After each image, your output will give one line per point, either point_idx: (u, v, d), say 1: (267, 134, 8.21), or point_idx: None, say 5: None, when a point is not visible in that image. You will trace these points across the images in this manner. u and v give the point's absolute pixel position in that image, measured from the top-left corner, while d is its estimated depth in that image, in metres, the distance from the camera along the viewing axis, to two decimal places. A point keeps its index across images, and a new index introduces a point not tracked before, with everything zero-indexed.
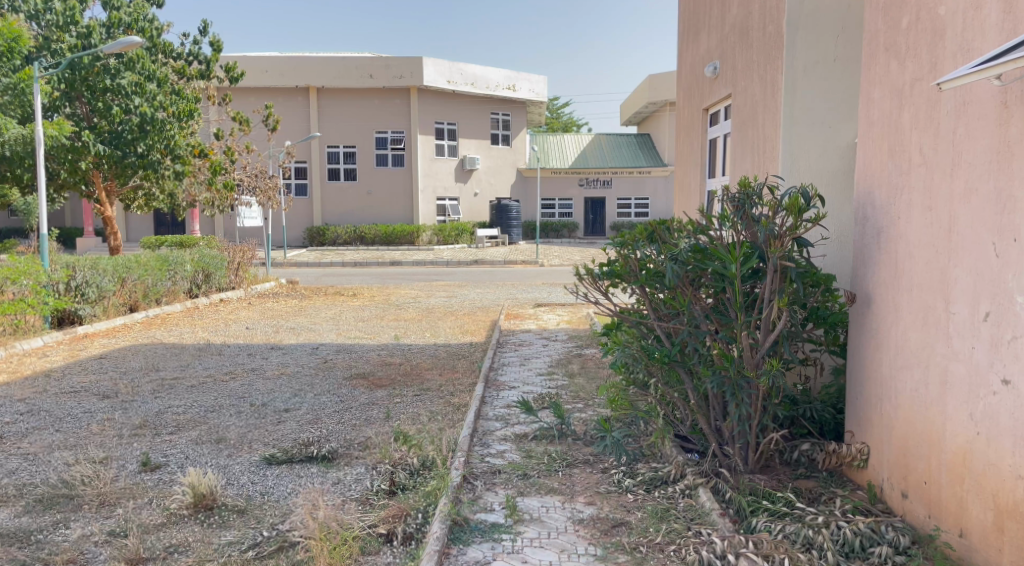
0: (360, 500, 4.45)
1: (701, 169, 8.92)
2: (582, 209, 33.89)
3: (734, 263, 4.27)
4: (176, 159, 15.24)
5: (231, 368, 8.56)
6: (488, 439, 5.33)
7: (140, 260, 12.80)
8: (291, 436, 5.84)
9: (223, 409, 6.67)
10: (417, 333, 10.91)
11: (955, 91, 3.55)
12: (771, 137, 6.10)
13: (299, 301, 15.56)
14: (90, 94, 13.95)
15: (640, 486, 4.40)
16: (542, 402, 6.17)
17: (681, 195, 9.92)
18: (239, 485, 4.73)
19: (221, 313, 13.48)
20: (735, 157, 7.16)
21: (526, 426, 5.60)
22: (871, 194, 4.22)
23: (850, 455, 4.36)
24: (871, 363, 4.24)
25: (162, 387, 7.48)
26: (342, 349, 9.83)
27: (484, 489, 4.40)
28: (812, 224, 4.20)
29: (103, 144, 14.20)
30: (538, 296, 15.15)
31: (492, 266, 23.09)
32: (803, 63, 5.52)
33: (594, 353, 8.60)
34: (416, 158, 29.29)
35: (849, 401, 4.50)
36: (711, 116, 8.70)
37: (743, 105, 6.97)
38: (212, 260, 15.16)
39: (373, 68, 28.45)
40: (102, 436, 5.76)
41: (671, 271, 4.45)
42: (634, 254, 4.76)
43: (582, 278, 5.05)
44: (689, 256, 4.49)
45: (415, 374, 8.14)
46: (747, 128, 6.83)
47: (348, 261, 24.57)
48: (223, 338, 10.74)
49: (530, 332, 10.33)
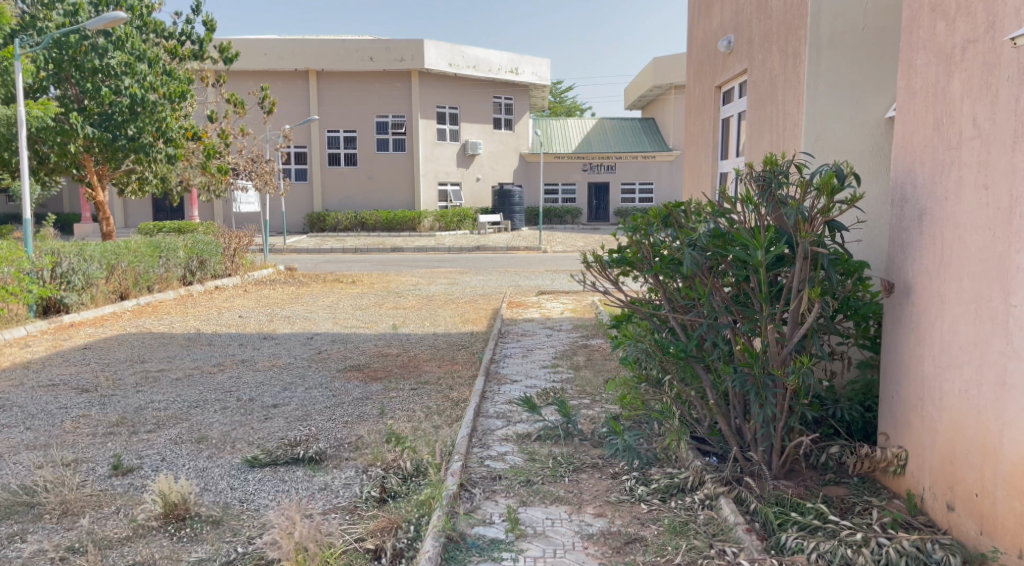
0: (348, 510, 4.09)
1: (714, 149, 8.48)
2: (585, 195, 33.38)
3: (759, 249, 3.88)
4: (167, 141, 14.75)
5: (221, 360, 8.17)
6: (488, 439, 4.95)
7: (130, 246, 12.41)
8: (277, 435, 5.47)
9: (207, 404, 6.29)
10: (416, 322, 10.51)
11: (1019, 53, 3.14)
12: (793, 113, 5.67)
13: (296, 288, 15.14)
14: (79, 73, 13.53)
15: (654, 495, 4.00)
16: (546, 397, 5.79)
17: (692, 178, 9.50)
18: (216, 492, 4.34)
19: (215, 301, 13.09)
20: (752, 137, 6.73)
21: (528, 425, 5.20)
22: (911, 172, 3.81)
23: (885, 460, 3.97)
24: (910, 359, 3.84)
25: (146, 380, 7.09)
26: (338, 339, 9.42)
27: (483, 497, 4.01)
28: (846, 206, 3.76)
29: (93, 126, 13.88)
30: (541, 283, 14.72)
31: (494, 253, 22.65)
32: (829, 33, 5.10)
33: (601, 343, 8.20)
34: (416, 143, 28.81)
35: (883, 399, 4.10)
36: (723, 95, 8.27)
37: (761, 81, 6.54)
38: (206, 246, 14.75)
39: (373, 51, 27.93)
40: (74, 435, 5.39)
41: (689, 258, 4.06)
42: (647, 238, 4.37)
43: (589, 267, 4.65)
44: (709, 242, 4.09)
45: (413, 366, 7.78)
46: (765, 104, 6.41)
47: (348, 247, 24.16)
48: (215, 327, 10.34)
49: (533, 321, 9.93)
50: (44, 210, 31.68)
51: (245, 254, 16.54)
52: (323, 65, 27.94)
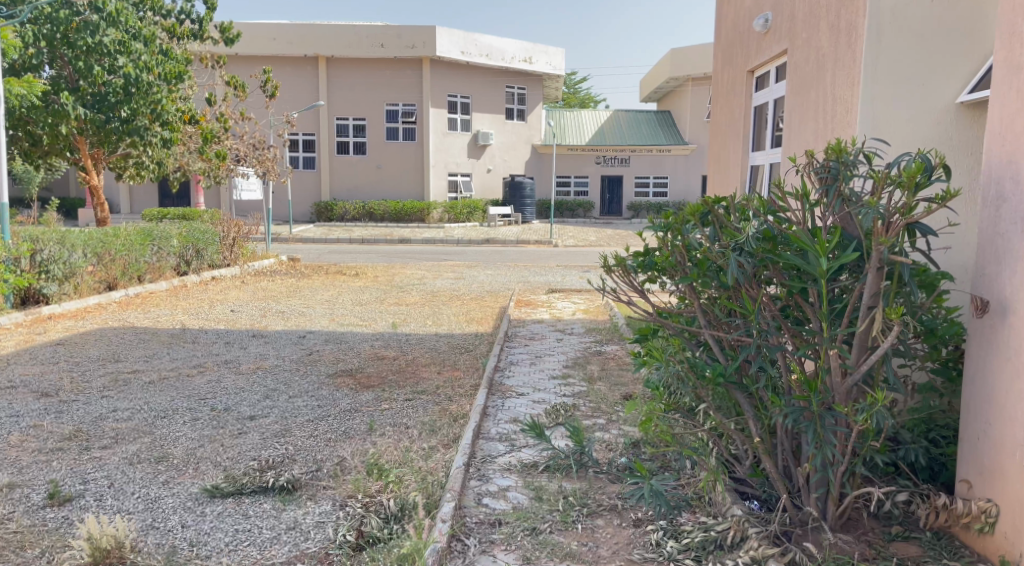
0: (316, 561, 3.44)
1: (745, 140, 7.75)
2: (598, 188, 32.60)
3: (822, 258, 3.16)
4: (163, 125, 14.11)
5: (202, 361, 7.50)
6: (487, 469, 4.27)
7: (119, 232, 11.71)
8: (250, 455, 4.80)
9: (177, 414, 5.61)
10: (417, 321, 9.81)
11: None
12: (845, 95, 4.98)
13: (297, 280, 14.49)
14: (71, 52, 12.83)
15: (687, 554, 3.33)
16: (554, 416, 5.13)
17: (717, 172, 8.79)
18: (163, 532, 3.68)
19: (209, 292, 12.42)
20: (793, 125, 6.01)
21: (534, 451, 4.53)
22: (1014, 166, 3.14)
23: (969, 515, 3.28)
24: (1005, 395, 3.15)
25: (115, 383, 6.43)
26: (331, 339, 8.74)
27: (478, 552, 3.37)
28: (935, 205, 3.04)
29: (86, 108, 13.14)
30: (552, 280, 14.00)
31: (505, 246, 21.99)
32: (892, 3, 4.48)
33: (617, 351, 7.50)
34: (426, 132, 28.11)
35: (964, 438, 3.40)
36: (756, 80, 7.56)
37: (805, 63, 5.82)
38: (202, 235, 14.04)
39: (385, 37, 27.20)
40: (18, 451, 4.75)
41: (734, 265, 3.36)
42: (682, 239, 3.67)
43: (610, 272, 3.96)
44: (758, 246, 3.39)
45: (410, 372, 7.10)
46: (810, 89, 5.69)
47: (355, 237, 23.54)
48: (202, 322, 9.68)
49: (543, 323, 9.21)
50: (49, 194, 31.12)
51: (245, 244, 15.89)
52: (333, 50, 27.21)
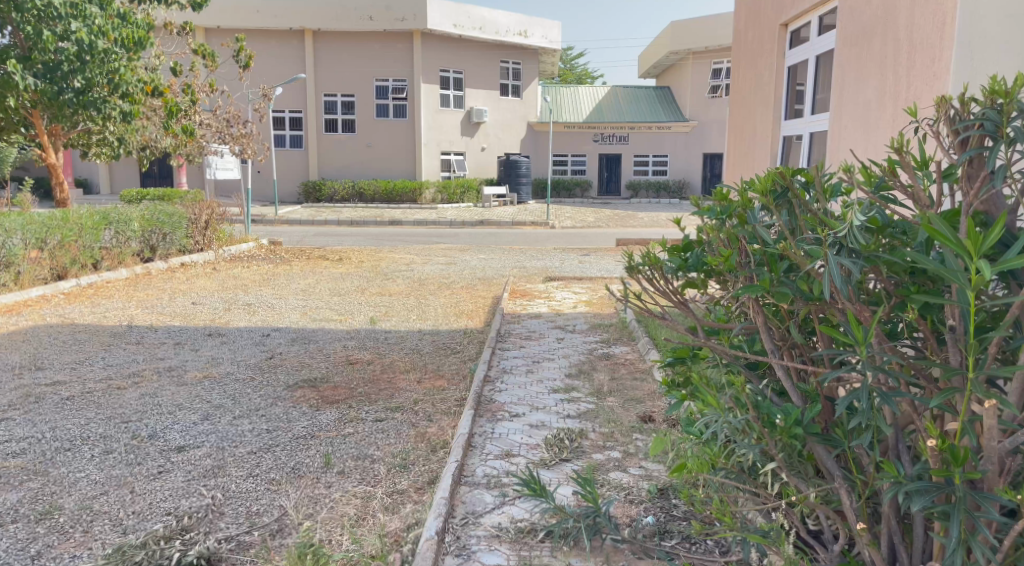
0: None
1: (776, 105, 6.65)
2: (596, 167, 31.41)
3: (978, 259, 2.01)
4: (122, 96, 12.68)
5: (140, 368, 6.35)
6: (470, 539, 3.19)
7: (68, 216, 10.53)
8: (162, 509, 3.68)
9: (86, 446, 4.49)
10: (400, 315, 8.68)
11: None
12: (931, 37, 3.85)
13: (273, 266, 13.33)
14: (19, 15, 11.48)
15: None
16: (554, 453, 4.04)
17: (737, 147, 7.67)
18: None
19: (172, 281, 11.23)
20: (850, 84, 4.90)
21: (528, 506, 3.45)
22: None
23: None
24: None
25: (24, 401, 5.30)
26: (299, 338, 7.60)
27: None
28: None
29: (36, 77, 11.80)
30: (550, 265, 12.88)
31: (500, 228, 20.88)
32: None
33: (628, 353, 6.41)
34: (417, 109, 26.83)
35: None
36: (790, 35, 6.44)
37: (865, 7, 4.69)
38: (170, 216, 12.76)
39: (373, 10, 25.82)
40: None
41: (837, 269, 2.23)
42: (746, 229, 2.58)
43: (635, 274, 2.85)
44: (868, 240, 2.27)
45: (386, 381, 5.98)
46: (874, 35, 4.54)
47: (343, 218, 22.38)
48: (155, 319, 8.50)
49: (542, 317, 8.11)
50: (25, 173, 29.81)
51: (220, 227, 14.59)
52: (319, 24, 25.87)
